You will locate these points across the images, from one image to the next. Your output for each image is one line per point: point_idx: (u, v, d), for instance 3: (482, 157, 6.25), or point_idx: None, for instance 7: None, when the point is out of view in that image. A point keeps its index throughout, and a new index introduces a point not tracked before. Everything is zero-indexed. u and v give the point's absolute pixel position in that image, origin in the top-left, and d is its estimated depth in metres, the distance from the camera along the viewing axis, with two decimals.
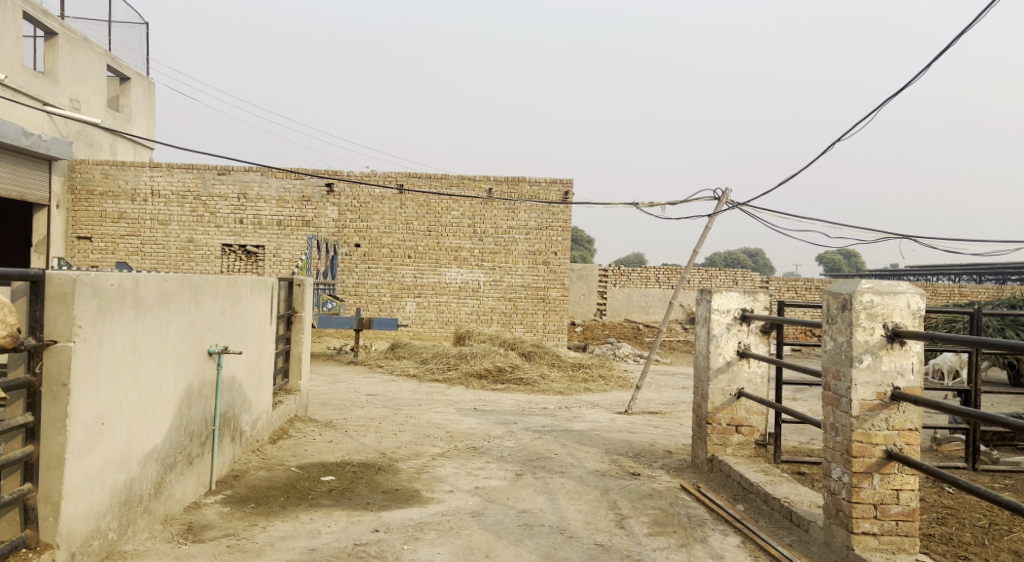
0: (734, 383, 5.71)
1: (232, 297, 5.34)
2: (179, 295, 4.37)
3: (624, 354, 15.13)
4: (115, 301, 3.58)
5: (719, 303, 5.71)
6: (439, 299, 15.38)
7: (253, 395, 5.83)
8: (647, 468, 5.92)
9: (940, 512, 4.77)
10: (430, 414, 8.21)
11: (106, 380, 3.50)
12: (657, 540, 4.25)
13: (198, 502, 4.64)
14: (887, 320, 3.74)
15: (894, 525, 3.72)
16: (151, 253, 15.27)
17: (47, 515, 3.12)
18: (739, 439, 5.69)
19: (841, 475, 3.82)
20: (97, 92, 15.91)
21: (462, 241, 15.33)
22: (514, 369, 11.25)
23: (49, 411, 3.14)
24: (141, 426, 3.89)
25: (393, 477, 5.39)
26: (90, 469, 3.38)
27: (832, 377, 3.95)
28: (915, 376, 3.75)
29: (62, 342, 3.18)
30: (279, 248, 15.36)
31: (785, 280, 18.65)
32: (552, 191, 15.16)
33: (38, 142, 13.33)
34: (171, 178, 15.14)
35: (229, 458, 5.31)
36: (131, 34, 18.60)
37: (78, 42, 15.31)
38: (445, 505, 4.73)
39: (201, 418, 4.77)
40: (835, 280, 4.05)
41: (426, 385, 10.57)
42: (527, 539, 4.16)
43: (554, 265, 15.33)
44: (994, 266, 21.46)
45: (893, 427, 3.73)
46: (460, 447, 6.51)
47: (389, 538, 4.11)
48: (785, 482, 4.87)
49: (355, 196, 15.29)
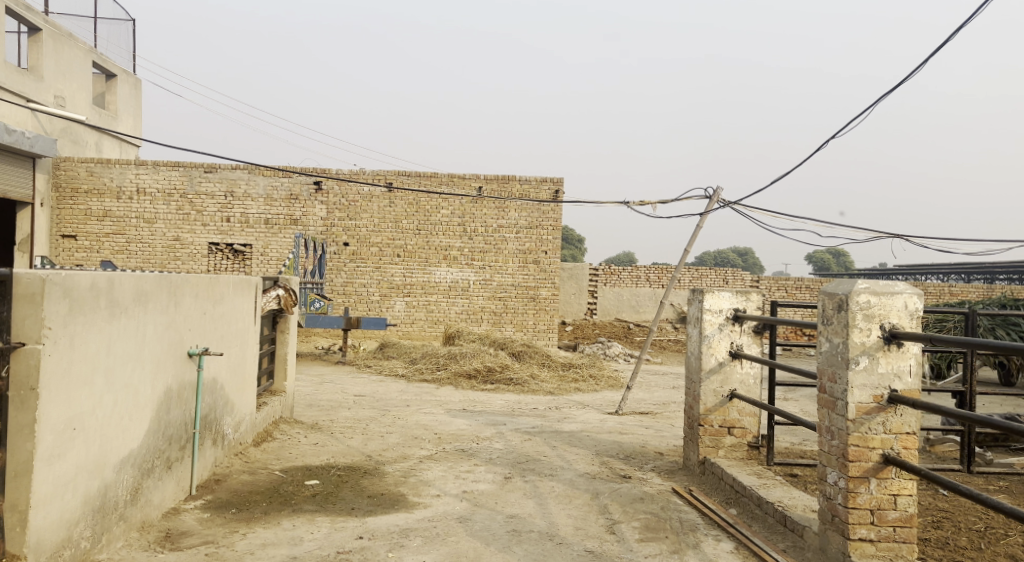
0: (726, 385, 5.62)
1: (213, 298, 5.19)
2: (156, 295, 4.23)
3: (614, 354, 15.06)
4: (88, 302, 3.44)
5: (711, 303, 5.62)
6: (428, 298, 15.24)
7: (235, 397, 5.69)
8: (638, 471, 5.83)
9: (935, 516, 4.70)
10: (418, 415, 8.09)
11: (78, 384, 3.36)
12: (648, 546, 4.15)
13: (176, 507, 4.51)
14: (883, 320, 3.66)
15: (891, 530, 3.64)
16: (137, 252, 15.08)
17: (14, 525, 2.98)
18: (731, 442, 5.60)
19: (836, 480, 3.73)
20: (83, 89, 15.70)
21: (451, 240, 15.21)
22: (503, 369, 11.14)
23: (16, 417, 3.01)
24: (116, 431, 3.76)
25: (379, 481, 5.27)
26: (61, 476, 3.24)
27: (828, 379, 3.86)
28: (912, 378, 3.66)
29: (30, 344, 3.05)
30: (266, 247, 15.18)
31: (775, 280, 18.68)
32: (542, 189, 15.03)
33: (22, 140, 13.05)
34: (157, 175, 14.94)
35: (210, 462, 5.18)
36: (117, 30, 18.38)
37: (62, 37, 15.07)
38: (432, 511, 4.62)
39: (180, 421, 4.62)
40: (831, 279, 3.95)
41: (415, 386, 10.44)
42: (515, 546, 4.06)
43: (544, 264, 15.23)
44: (982, 265, 21.55)
45: (890, 430, 3.65)
46: (448, 450, 6.37)
47: (373, 545, 3.99)
48: (778, 485, 4.78)
49: (344, 194, 15.13)
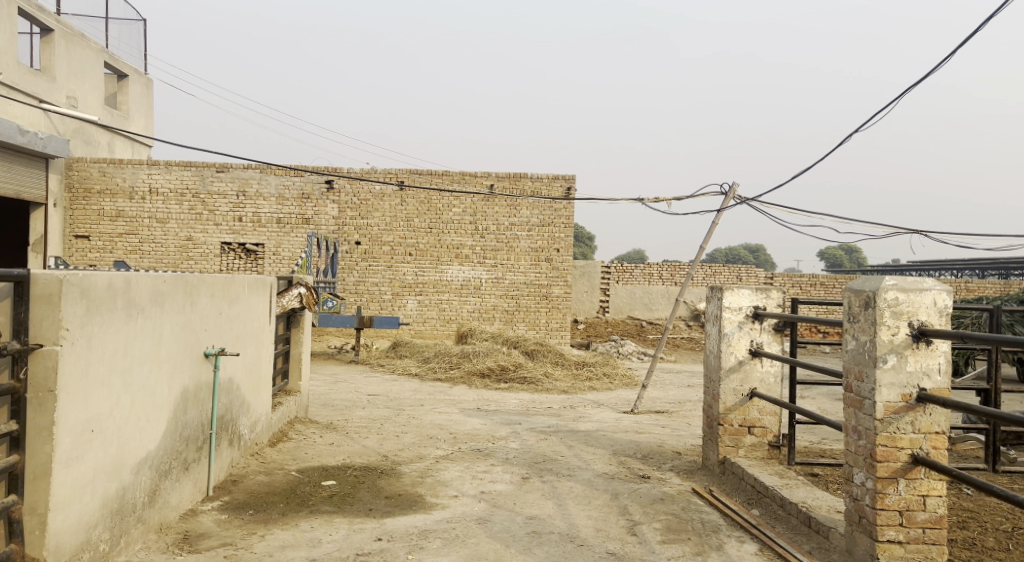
0: (746, 383, 5.55)
1: (229, 298, 5.17)
2: (172, 296, 4.19)
3: (627, 352, 14.99)
4: (105, 302, 3.41)
5: (730, 301, 5.55)
6: (440, 297, 15.21)
7: (251, 397, 5.67)
8: (657, 471, 5.77)
9: (960, 516, 4.62)
10: (433, 415, 8.05)
11: (96, 386, 3.33)
12: (671, 548, 4.08)
13: (194, 509, 4.48)
14: (912, 318, 3.58)
15: (920, 533, 3.56)
16: (150, 252, 15.12)
17: (34, 529, 2.95)
18: (751, 441, 5.53)
19: (863, 480, 3.66)
20: (95, 89, 15.76)
21: (463, 238, 15.16)
22: (517, 368, 11.09)
23: (35, 419, 2.97)
24: (134, 432, 3.73)
25: (396, 482, 5.23)
26: (79, 478, 3.21)
27: (854, 378, 3.78)
28: (942, 376, 3.58)
29: (48, 346, 3.01)
30: (278, 247, 15.20)
31: (789, 276, 18.59)
32: (554, 187, 14.94)
33: (35, 141, 13.12)
34: (170, 175, 14.97)
35: (228, 462, 5.16)
36: (128, 30, 18.43)
37: (74, 38, 15.13)
38: (451, 512, 4.57)
39: (197, 422, 4.60)
40: (857, 276, 3.87)
41: (428, 385, 10.42)
42: (535, 548, 4.00)
43: (556, 262, 15.16)
44: (997, 261, 21.35)
45: (918, 430, 3.57)
46: (464, 450, 6.33)
47: (392, 547, 3.95)
48: (801, 485, 4.71)
49: (356, 193, 15.13)
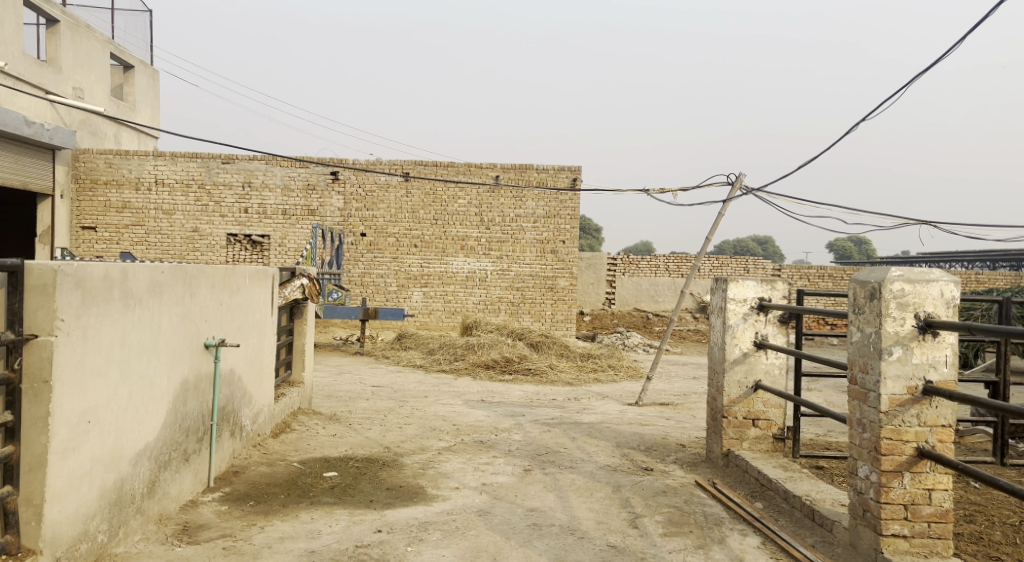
0: (750, 375, 5.49)
1: (230, 288, 5.15)
2: (170, 286, 4.16)
3: (633, 344, 14.96)
4: (100, 292, 3.39)
5: (735, 292, 5.49)
6: (445, 289, 15.18)
7: (253, 388, 5.66)
8: (660, 463, 5.73)
9: (967, 509, 4.57)
10: (436, 406, 8.02)
11: (93, 376, 3.32)
12: (672, 541, 4.04)
13: (194, 500, 4.46)
14: (918, 309, 3.52)
15: (925, 527, 3.51)
16: (156, 243, 15.13)
17: (30, 520, 2.94)
18: (756, 434, 5.49)
19: (868, 474, 3.61)
20: (101, 81, 15.75)
21: (468, 230, 15.12)
22: (522, 360, 11.05)
23: (30, 410, 2.96)
24: (132, 423, 3.72)
25: (397, 474, 5.20)
26: (76, 469, 3.20)
27: (859, 370, 3.73)
28: (948, 369, 3.52)
29: (42, 337, 2.99)
30: (284, 238, 15.18)
31: (797, 268, 18.47)
32: (560, 177, 14.90)
33: (41, 131, 13.10)
34: (175, 167, 14.97)
35: (229, 453, 5.15)
36: (134, 21, 18.39)
37: (79, 29, 15.11)
38: (451, 503, 4.55)
39: (197, 414, 4.59)
40: (862, 267, 3.81)
41: (432, 377, 10.39)
42: (535, 540, 3.98)
43: (562, 253, 15.11)
44: (1006, 253, 21.17)
45: (924, 423, 3.52)
46: (467, 442, 6.30)
47: (391, 539, 3.93)
48: (806, 479, 4.66)
49: (361, 184, 15.10)
